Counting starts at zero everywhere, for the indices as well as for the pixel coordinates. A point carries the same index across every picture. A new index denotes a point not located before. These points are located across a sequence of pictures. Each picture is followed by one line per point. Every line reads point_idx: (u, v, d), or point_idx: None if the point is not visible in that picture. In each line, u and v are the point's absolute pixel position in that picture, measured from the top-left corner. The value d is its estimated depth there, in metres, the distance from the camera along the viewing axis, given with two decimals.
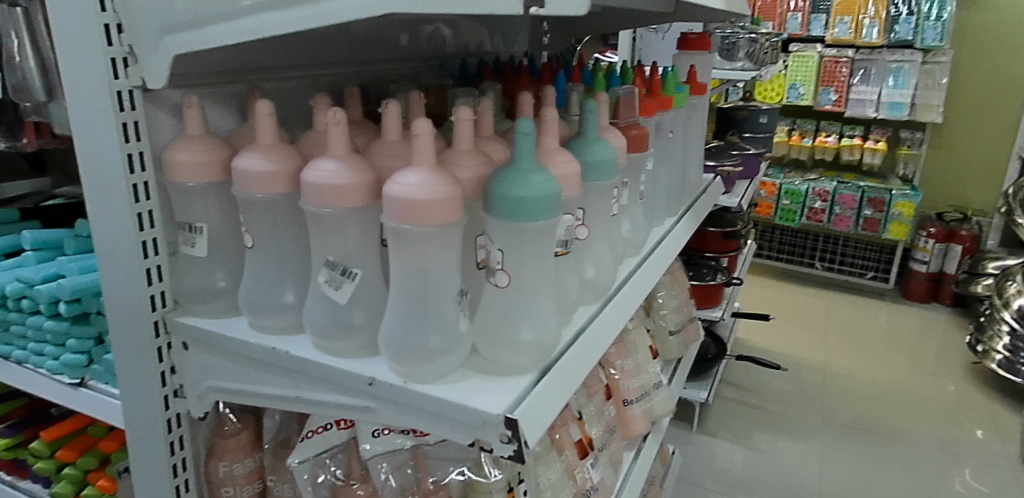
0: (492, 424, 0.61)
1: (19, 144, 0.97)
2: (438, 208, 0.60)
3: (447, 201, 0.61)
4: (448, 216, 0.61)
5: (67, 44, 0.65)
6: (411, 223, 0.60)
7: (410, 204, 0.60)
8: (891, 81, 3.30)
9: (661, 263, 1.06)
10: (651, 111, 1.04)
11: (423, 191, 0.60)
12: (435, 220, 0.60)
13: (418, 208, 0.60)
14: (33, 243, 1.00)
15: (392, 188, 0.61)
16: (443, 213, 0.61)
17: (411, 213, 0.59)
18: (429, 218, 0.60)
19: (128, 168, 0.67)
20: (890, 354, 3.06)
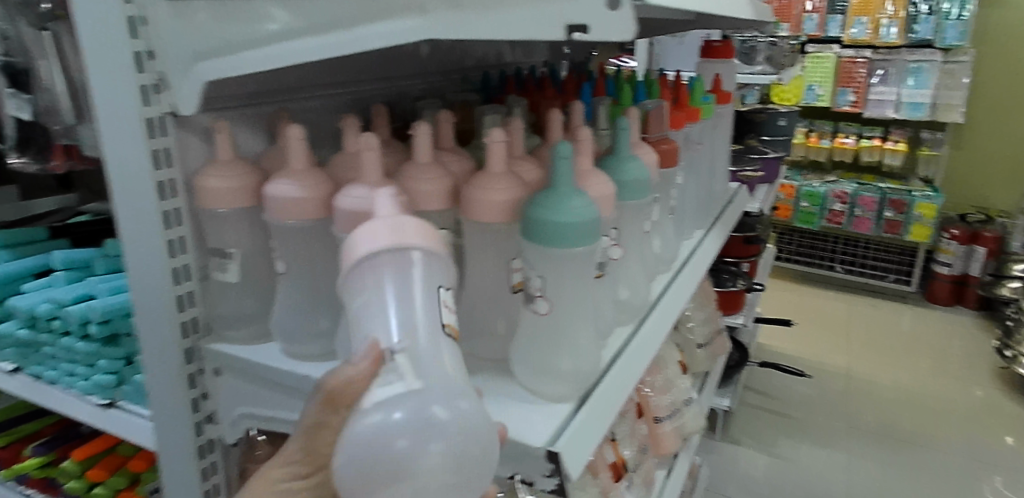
0: (534, 458, 0.60)
1: (50, 168, 0.95)
2: (395, 230, 0.53)
3: (404, 222, 0.54)
4: (401, 239, 0.53)
5: (98, 69, 0.64)
6: (367, 249, 0.53)
7: (361, 232, 0.54)
8: (911, 81, 3.24)
9: (693, 276, 1.04)
10: (680, 123, 1.01)
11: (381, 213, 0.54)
12: (379, 242, 0.53)
13: (371, 230, 0.53)
14: (64, 263, 1.00)
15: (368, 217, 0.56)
16: (399, 233, 0.53)
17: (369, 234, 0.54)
18: (379, 240, 0.53)
19: (160, 196, 0.66)
20: (913, 358, 3.00)
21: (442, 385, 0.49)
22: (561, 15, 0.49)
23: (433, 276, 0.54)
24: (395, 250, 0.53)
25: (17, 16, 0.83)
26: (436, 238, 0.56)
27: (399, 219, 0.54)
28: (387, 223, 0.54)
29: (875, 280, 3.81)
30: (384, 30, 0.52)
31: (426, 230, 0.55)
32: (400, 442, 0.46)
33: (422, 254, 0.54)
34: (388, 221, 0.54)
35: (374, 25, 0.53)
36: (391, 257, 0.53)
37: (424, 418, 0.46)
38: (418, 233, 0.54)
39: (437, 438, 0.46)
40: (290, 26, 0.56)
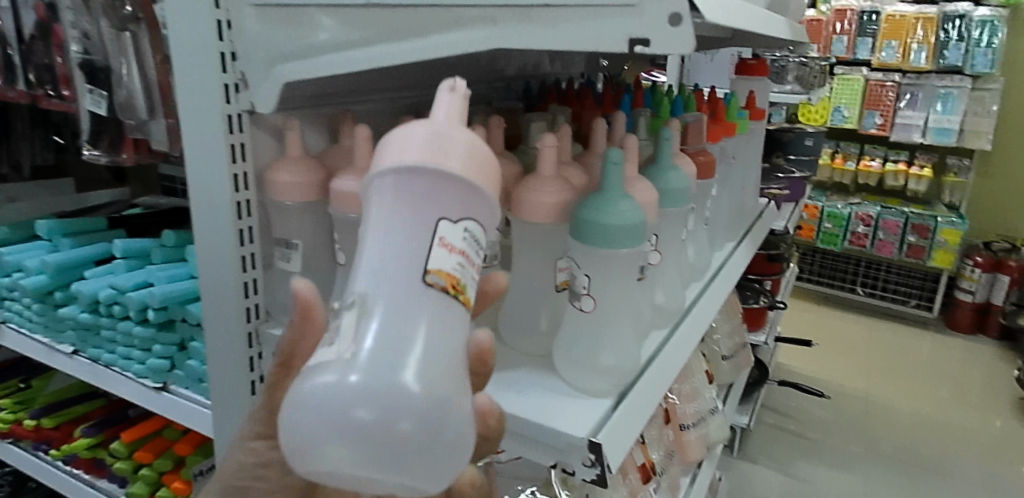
0: (576, 448, 0.61)
1: (120, 160, 1.02)
2: (429, 147, 0.45)
3: (446, 139, 0.45)
4: (435, 159, 0.45)
5: (184, 68, 0.69)
6: (392, 163, 0.46)
7: (395, 141, 0.46)
8: (939, 106, 3.26)
9: (724, 286, 1.07)
10: (717, 137, 1.05)
11: (423, 123, 0.46)
12: (408, 157, 0.45)
13: (406, 140, 0.46)
14: (124, 252, 1.05)
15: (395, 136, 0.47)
16: (433, 151, 0.45)
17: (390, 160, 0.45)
18: (406, 156, 0.45)
19: (234, 187, 0.71)
20: (935, 386, 2.98)
21: (416, 355, 0.43)
22: (624, 29, 0.53)
23: (458, 215, 0.46)
24: (420, 172, 0.45)
25: (99, 16, 0.93)
26: (480, 169, 0.46)
27: (442, 135, 0.45)
28: (425, 137, 0.45)
29: (896, 304, 3.80)
30: (459, 39, 0.57)
31: (468, 156, 0.46)
32: (356, 411, 0.41)
33: (451, 186, 0.45)
34: (428, 134, 0.45)
35: (449, 33, 0.58)
36: (415, 181, 0.45)
37: (388, 391, 0.41)
38: (456, 157, 0.45)
39: (397, 416, 0.41)
40: (367, 33, 0.62)
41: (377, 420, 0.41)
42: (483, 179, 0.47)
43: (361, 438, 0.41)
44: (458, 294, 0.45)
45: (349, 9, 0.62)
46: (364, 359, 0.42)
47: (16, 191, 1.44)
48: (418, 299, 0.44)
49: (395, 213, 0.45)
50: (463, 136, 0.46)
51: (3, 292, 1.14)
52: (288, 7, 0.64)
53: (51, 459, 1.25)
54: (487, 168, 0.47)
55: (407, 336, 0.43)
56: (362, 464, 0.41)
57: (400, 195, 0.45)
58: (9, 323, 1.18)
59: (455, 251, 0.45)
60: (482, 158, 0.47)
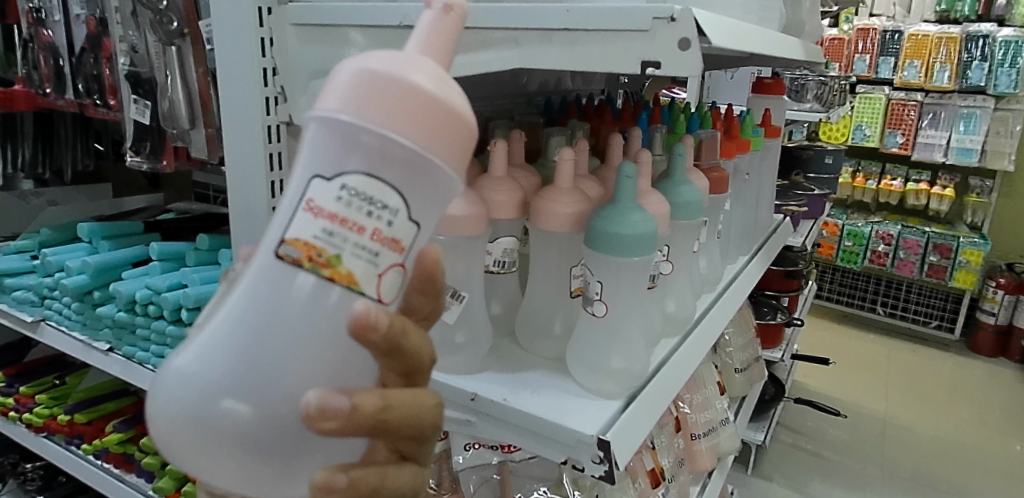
0: (585, 445, 0.64)
1: (159, 166, 1.08)
2: (365, 96, 0.41)
3: (389, 86, 0.41)
4: (365, 113, 0.42)
5: (229, 81, 0.75)
6: (330, 105, 0.42)
7: (345, 82, 0.42)
8: (962, 126, 3.24)
9: (736, 298, 1.10)
10: (730, 153, 1.08)
11: (378, 61, 0.42)
12: (342, 105, 0.42)
13: (347, 84, 0.42)
14: (160, 254, 1.10)
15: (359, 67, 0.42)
16: (369, 100, 0.41)
17: (348, 94, 0.42)
18: (342, 102, 0.42)
19: (270, 194, 0.77)
20: (955, 408, 2.95)
21: (284, 351, 0.44)
22: (638, 52, 0.56)
23: (337, 172, 0.43)
24: (355, 124, 0.42)
25: (146, 31, 0.99)
26: (424, 127, 0.42)
27: (384, 82, 0.41)
28: (364, 81, 0.41)
29: (917, 325, 3.77)
30: (484, 57, 0.62)
31: (404, 110, 0.41)
32: (227, 403, 0.45)
33: (385, 145, 0.42)
34: (370, 79, 0.41)
35: (475, 54, 0.63)
36: (347, 132, 0.42)
37: (254, 391, 0.44)
38: (391, 110, 0.41)
39: (275, 411, 0.45)
40: (400, 52, 0.67)
41: (248, 413, 0.45)
42: (423, 136, 0.42)
43: (233, 429, 0.45)
44: (318, 267, 0.43)
45: (380, 28, 0.67)
46: (242, 356, 0.44)
47: (57, 195, 1.58)
48: (300, 290, 0.44)
49: (315, 166, 0.43)
50: (421, 82, 0.42)
51: (44, 291, 1.19)
52: (325, 26, 0.70)
53: (83, 453, 1.32)
54: (433, 122, 0.42)
55: (294, 328, 0.44)
56: (234, 450, 0.45)
57: (327, 145, 0.43)
58: (48, 320, 1.23)
59: (322, 215, 0.42)
60: (432, 108, 0.42)
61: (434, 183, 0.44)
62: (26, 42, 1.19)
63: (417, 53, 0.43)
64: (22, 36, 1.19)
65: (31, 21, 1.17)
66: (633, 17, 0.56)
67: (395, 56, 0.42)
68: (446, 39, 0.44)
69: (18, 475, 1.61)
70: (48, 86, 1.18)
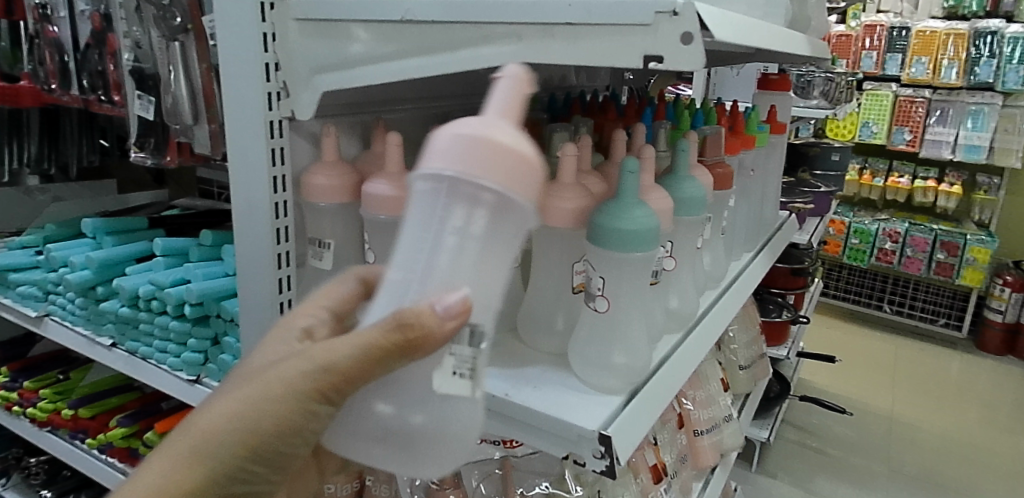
0: (587, 440, 0.64)
1: (163, 162, 1.09)
2: (469, 158, 0.46)
3: (489, 149, 0.47)
4: (482, 175, 0.47)
5: (231, 76, 0.75)
6: (434, 169, 0.48)
7: (450, 150, 0.47)
8: (970, 123, 3.22)
9: (740, 295, 1.09)
10: (735, 149, 1.08)
11: (475, 129, 0.47)
12: (450, 169, 0.47)
13: (453, 150, 0.47)
14: (163, 250, 1.10)
15: (458, 137, 0.47)
16: (472, 164, 0.46)
17: (455, 159, 0.47)
18: (450, 162, 0.47)
19: (272, 189, 0.77)
20: (961, 407, 2.94)
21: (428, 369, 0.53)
22: (640, 47, 0.56)
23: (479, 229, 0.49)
24: (464, 183, 0.47)
25: (150, 27, 0.99)
26: (518, 179, 0.48)
27: (489, 147, 0.46)
28: (475, 146, 0.46)
29: (924, 323, 3.75)
30: (486, 53, 0.62)
31: (504, 167, 0.47)
32: (378, 405, 0.54)
33: (484, 194, 0.48)
34: (475, 145, 0.46)
35: (476, 49, 0.63)
36: (456, 192, 0.48)
37: (412, 400, 0.54)
38: (495, 171, 0.47)
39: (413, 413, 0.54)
40: (403, 47, 0.67)
41: (393, 412, 0.54)
42: (521, 190, 0.48)
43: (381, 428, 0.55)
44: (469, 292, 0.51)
45: (384, 24, 0.67)
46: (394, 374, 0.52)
47: (61, 190, 1.59)
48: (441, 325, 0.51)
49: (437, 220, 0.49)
50: (508, 141, 0.47)
51: (48, 286, 1.20)
52: (329, 21, 0.70)
53: (87, 447, 1.32)
54: (530, 178, 0.48)
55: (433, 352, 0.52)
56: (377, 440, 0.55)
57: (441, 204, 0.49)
58: (51, 316, 1.23)
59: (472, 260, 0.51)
60: (522, 166, 0.48)
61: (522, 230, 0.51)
62: (32, 38, 1.20)
63: (498, 117, 0.49)
64: (29, 32, 1.20)
65: (37, 17, 1.18)
66: (636, 12, 0.55)
67: (484, 122, 0.47)
68: (518, 101, 0.49)
69: (25, 469, 1.63)
70: (55, 82, 1.19)
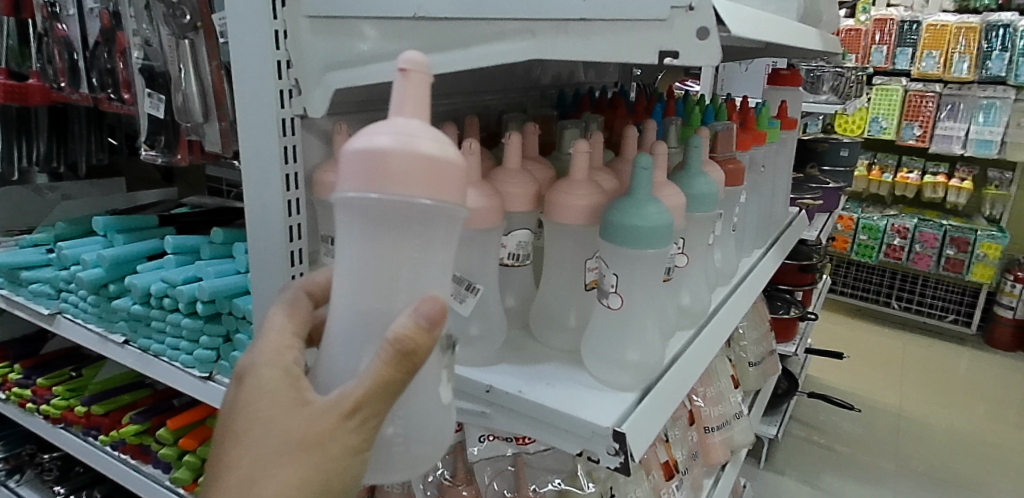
0: (601, 437, 0.64)
1: (174, 160, 1.08)
2: (383, 169, 0.47)
3: (403, 159, 0.47)
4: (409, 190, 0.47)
5: (243, 74, 0.75)
6: (356, 186, 0.48)
7: (362, 163, 0.47)
8: (981, 117, 3.20)
9: (751, 292, 1.08)
10: (746, 145, 1.07)
11: (388, 142, 0.47)
12: (366, 182, 0.48)
13: (370, 166, 0.47)
14: (174, 248, 1.11)
15: (368, 148, 0.47)
16: (391, 178, 0.47)
17: (371, 173, 0.47)
18: (367, 177, 0.47)
19: (285, 186, 0.77)
20: (971, 403, 2.92)
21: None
22: (655, 42, 0.56)
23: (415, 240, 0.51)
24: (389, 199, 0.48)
25: (160, 24, 1.00)
26: (447, 185, 0.48)
27: (411, 159, 0.47)
28: (396, 160, 0.47)
29: (933, 319, 3.73)
30: (498, 49, 0.62)
31: (426, 177, 0.47)
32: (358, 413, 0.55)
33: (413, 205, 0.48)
34: (391, 156, 0.47)
35: (489, 45, 0.62)
36: (382, 206, 0.49)
37: (409, 411, 0.56)
38: (420, 185, 0.47)
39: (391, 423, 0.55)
40: (416, 43, 0.66)
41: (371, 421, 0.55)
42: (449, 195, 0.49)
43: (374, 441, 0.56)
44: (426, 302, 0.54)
45: (397, 21, 0.67)
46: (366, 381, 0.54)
47: (70, 189, 1.60)
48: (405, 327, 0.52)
49: (371, 233, 0.50)
50: (428, 149, 0.47)
51: (60, 283, 1.20)
52: (340, 18, 0.70)
53: (100, 443, 1.33)
54: (457, 181, 0.49)
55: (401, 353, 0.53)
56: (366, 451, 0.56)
57: (370, 218, 0.50)
58: (63, 313, 1.23)
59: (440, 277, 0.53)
60: (448, 171, 0.48)
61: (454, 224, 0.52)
62: (41, 36, 1.21)
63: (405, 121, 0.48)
64: (37, 30, 1.20)
65: (45, 15, 1.18)
66: (651, 7, 0.55)
67: (398, 130, 0.47)
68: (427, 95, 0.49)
69: (37, 466, 1.64)
70: (64, 81, 1.19)
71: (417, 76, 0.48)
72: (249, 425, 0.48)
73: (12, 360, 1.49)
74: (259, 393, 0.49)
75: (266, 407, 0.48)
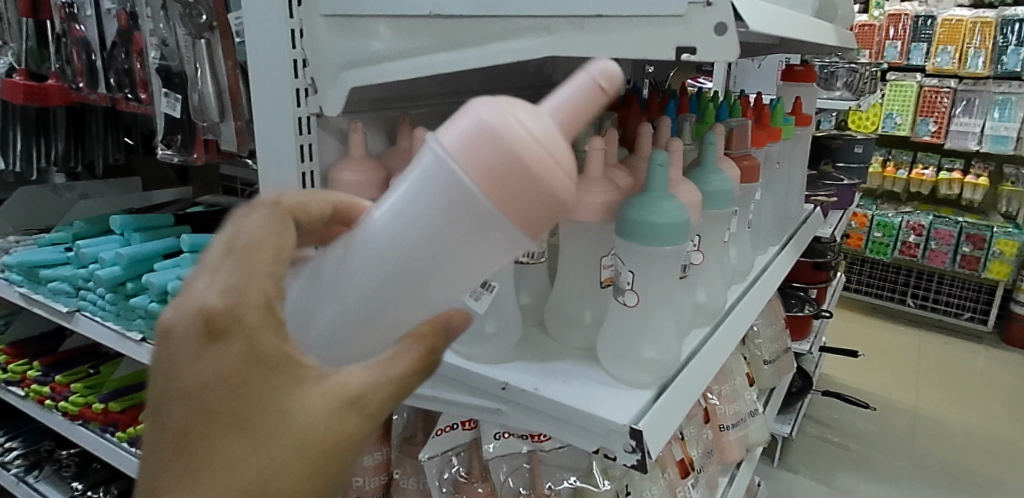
0: (617, 434, 0.64)
1: (191, 159, 1.09)
2: (481, 151, 0.47)
3: (508, 161, 0.46)
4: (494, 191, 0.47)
5: (259, 72, 0.75)
6: (451, 152, 0.47)
7: (473, 136, 0.47)
8: (996, 113, 3.15)
9: (766, 289, 1.08)
10: (762, 141, 1.07)
11: (517, 131, 0.46)
12: (462, 157, 0.47)
13: (476, 143, 0.47)
14: (191, 246, 1.13)
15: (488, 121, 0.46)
16: (493, 175, 0.47)
17: (473, 150, 0.47)
18: (465, 152, 0.47)
19: (302, 185, 0.77)
20: (987, 402, 2.89)
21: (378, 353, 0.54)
22: (673, 39, 0.55)
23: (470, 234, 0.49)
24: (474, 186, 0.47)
25: (177, 24, 1.00)
26: (524, 212, 0.48)
27: (517, 172, 0.46)
28: (502, 159, 0.46)
29: (949, 316, 3.70)
30: (513, 46, 0.62)
31: (517, 194, 0.47)
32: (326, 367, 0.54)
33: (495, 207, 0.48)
34: (500, 150, 0.46)
35: (504, 43, 0.62)
36: (459, 186, 0.48)
37: None
38: (511, 199, 0.47)
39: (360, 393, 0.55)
40: (431, 42, 0.67)
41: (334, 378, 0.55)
42: (525, 222, 0.48)
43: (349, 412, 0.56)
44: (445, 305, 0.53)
45: (412, 19, 0.67)
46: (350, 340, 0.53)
47: (88, 188, 1.61)
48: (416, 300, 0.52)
49: (434, 203, 0.49)
50: (533, 163, 0.46)
51: (79, 282, 1.22)
52: (356, 17, 0.70)
53: (117, 440, 1.34)
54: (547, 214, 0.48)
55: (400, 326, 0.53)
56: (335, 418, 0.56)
57: (443, 191, 0.48)
58: (82, 311, 1.24)
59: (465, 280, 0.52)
60: (537, 201, 0.47)
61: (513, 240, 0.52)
62: (59, 37, 1.23)
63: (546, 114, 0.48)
64: (57, 31, 1.22)
65: (64, 17, 1.19)
66: (669, 3, 0.55)
67: (532, 124, 0.47)
68: (593, 112, 0.49)
69: (56, 462, 1.66)
70: (82, 81, 1.21)
71: (590, 89, 0.48)
72: (252, 414, 0.40)
73: (30, 357, 1.51)
74: (265, 377, 0.40)
75: (269, 399, 0.40)
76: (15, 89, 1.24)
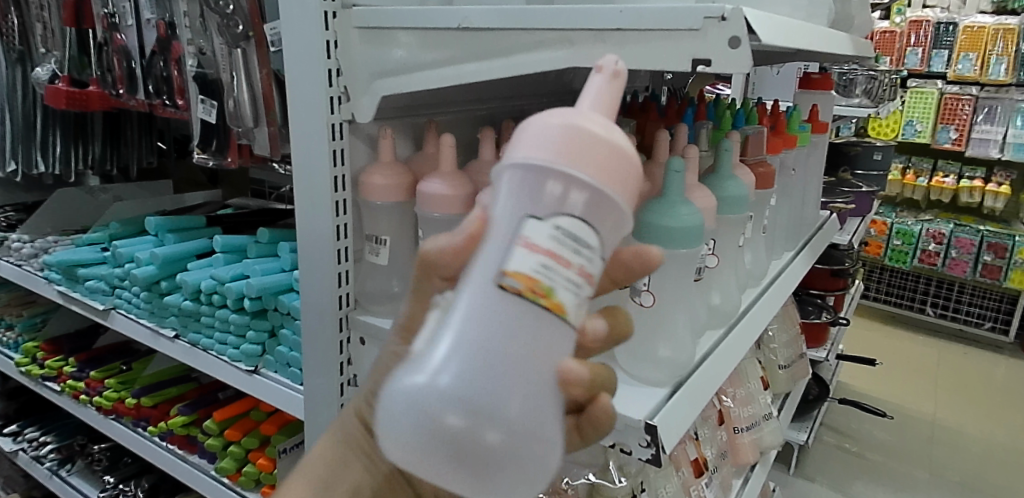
0: (633, 429, 0.66)
1: (224, 163, 1.15)
2: (563, 144, 0.45)
3: (590, 139, 0.45)
4: (600, 180, 0.45)
5: (296, 81, 0.80)
6: (528, 155, 0.45)
7: (535, 132, 0.46)
8: (1018, 121, 3.13)
9: (781, 293, 1.10)
10: (778, 148, 1.09)
11: (588, 119, 0.46)
12: (537, 150, 0.45)
13: (578, 148, 0.44)
14: (223, 247, 1.17)
15: (547, 124, 0.45)
16: (578, 156, 0.44)
17: (556, 144, 0.45)
18: (540, 149, 0.45)
19: (333, 188, 0.82)
20: (1006, 412, 2.86)
21: (516, 387, 0.43)
22: (690, 51, 0.58)
23: (545, 211, 0.44)
24: (552, 171, 0.45)
25: (215, 34, 1.05)
26: (614, 176, 0.45)
27: (614, 153, 0.45)
28: (602, 150, 0.45)
29: (969, 326, 3.66)
30: (536, 57, 0.65)
31: (603, 159, 0.45)
32: (447, 418, 0.43)
33: (575, 188, 0.44)
34: (568, 132, 0.45)
35: (528, 54, 0.66)
36: (546, 176, 0.45)
37: None
38: (604, 164, 0.45)
39: (486, 430, 0.43)
40: (457, 52, 0.70)
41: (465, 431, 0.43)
42: (626, 193, 0.46)
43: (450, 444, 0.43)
44: (537, 299, 0.43)
45: (441, 32, 0.71)
46: (455, 370, 0.43)
47: (121, 191, 1.67)
48: (512, 303, 0.43)
49: (516, 207, 0.45)
50: (597, 130, 0.45)
51: (114, 281, 1.27)
52: (389, 29, 0.74)
53: (149, 434, 1.39)
54: (631, 178, 0.47)
55: (507, 329, 0.43)
56: (445, 456, 0.44)
57: (526, 188, 0.45)
58: (117, 309, 1.29)
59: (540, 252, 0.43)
60: (623, 162, 0.46)
61: (616, 236, 0.47)
62: (101, 46, 1.28)
63: (590, 108, 0.47)
64: (98, 41, 1.28)
65: (107, 26, 1.25)
66: (686, 17, 0.57)
67: (600, 122, 0.46)
68: (614, 96, 0.49)
69: (87, 456, 1.72)
70: (122, 87, 1.26)
71: (605, 84, 0.48)
72: None
73: (66, 353, 1.57)
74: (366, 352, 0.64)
75: None
76: (58, 96, 1.30)
